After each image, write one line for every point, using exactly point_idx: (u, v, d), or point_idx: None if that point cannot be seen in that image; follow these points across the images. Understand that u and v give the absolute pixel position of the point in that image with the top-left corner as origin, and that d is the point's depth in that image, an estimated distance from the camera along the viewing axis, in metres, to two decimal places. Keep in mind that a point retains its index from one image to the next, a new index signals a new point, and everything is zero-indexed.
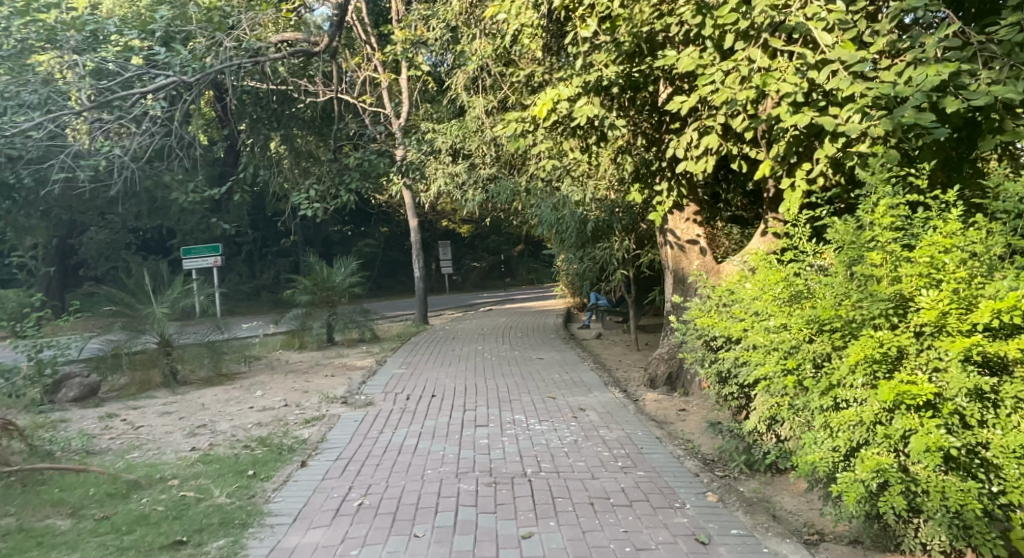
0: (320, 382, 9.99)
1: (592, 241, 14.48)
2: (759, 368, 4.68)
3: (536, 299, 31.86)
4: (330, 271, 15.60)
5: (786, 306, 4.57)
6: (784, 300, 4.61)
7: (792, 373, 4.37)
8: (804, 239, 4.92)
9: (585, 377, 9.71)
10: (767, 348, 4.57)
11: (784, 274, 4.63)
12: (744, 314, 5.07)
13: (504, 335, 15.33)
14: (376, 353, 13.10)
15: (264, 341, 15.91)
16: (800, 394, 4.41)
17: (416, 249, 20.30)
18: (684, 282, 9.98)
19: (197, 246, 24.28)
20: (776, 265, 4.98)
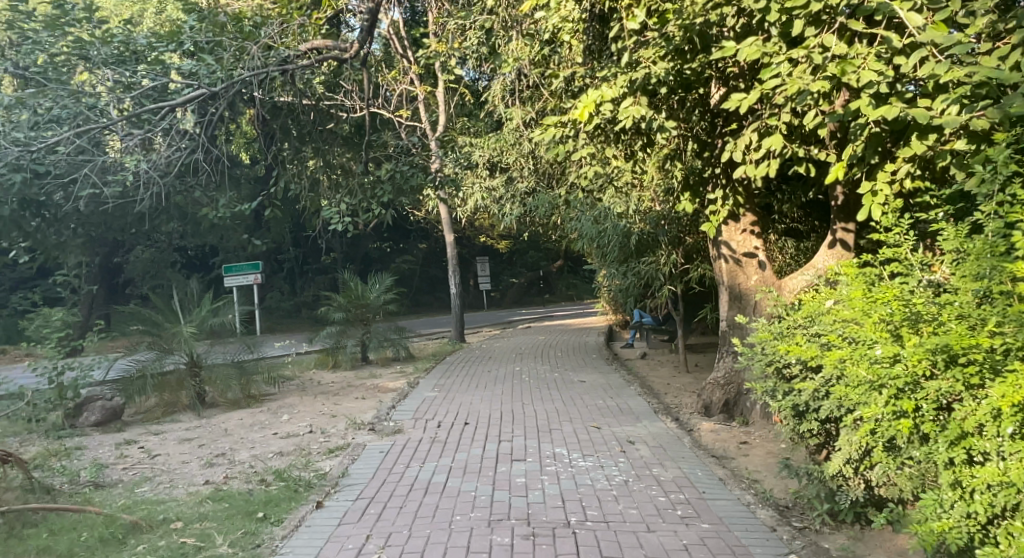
0: (349, 405, 9.44)
1: (636, 255, 13.71)
2: (862, 407, 4.07)
3: (576, 316, 31.16)
4: (365, 288, 15.18)
5: (897, 331, 3.93)
6: (893, 324, 3.95)
7: (909, 417, 3.79)
8: (909, 250, 4.42)
9: (632, 403, 8.99)
10: (873, 383, 3.97)
11: (894, 294, 3.98)
12: (839, 342, 4.41)
13: (543, 355, 14.66)
14: (412, 374, 12.58)
15: (297, 360, 15.52)
16: (920, 441, 3.86)
17: (453, 264, 19.75)
18: (742, 298, 9.23)
19: (237, 264, 24.12)
20: (874, 281, 4.42)
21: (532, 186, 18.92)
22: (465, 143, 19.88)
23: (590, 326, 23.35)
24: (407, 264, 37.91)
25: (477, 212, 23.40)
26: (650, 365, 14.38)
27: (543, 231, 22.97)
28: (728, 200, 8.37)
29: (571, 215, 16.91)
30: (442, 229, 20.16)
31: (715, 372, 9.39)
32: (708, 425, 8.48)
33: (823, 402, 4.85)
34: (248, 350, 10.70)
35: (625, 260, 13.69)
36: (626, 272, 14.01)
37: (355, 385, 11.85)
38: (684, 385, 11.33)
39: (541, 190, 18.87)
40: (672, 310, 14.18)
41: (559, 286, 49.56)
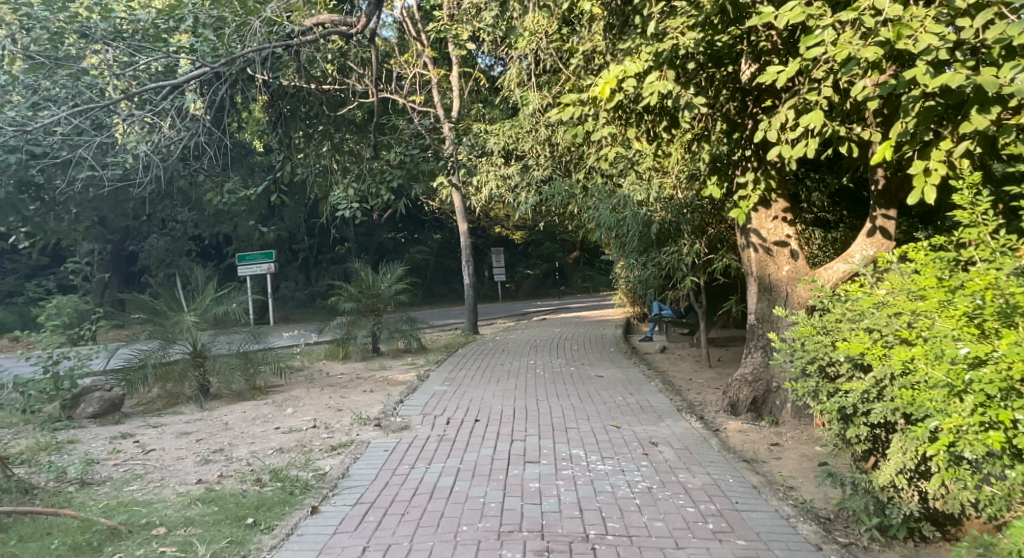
0: (356, 399, 9.01)
1: (656, 245, 13.17)
2: (943, 417, 3.64)
3: (591, 308, 30.80)
4: (376, 278, 14.78)
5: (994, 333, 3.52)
6: (992, 325, 3.55)
7: (1007, 430, 3.37)
8: (994, 245, 4.00)
9: (654, 400, 8.53)
10: (964, 392, 3.57)
11: (988, 290, 3.57)
12: (915, 341, 4.00)
13: (559, 348, 14.21)
14: (423, 366, 12.17)
15: (307, 350, 15.15)
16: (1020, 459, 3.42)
17: (467, 253, 19.28)
18: (772, 291, 8.77)
19: (250, 253, 23.78)
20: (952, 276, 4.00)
21: (548, 173, 18.45)
22: (480, 130, 19.47)
23: (607, 318, 22.89)
24: (421, 254, 37.57)
25: (492, 201, 22.98)
26: (670, 359, 13.90)
27: (559, 221, 22.48)
28: (759, 184, 7.95)
29: (589, 203, 16.38)
30: (456, 218, 19.69)
31: (741, 368, 8.93)
32: (736, 425, 8.02)
33: (874, 404, 4.41)
34: (255, 340, 10.19)
35: (645, 250, 13.19)
36: (645, 262, 13.51)
37: (365, 377, 11.47)
38: (707, 382, 10.84)
39: (557, 178, 18.36)
40: (693, 302, 13.68)
41: (575, 277, 49.11)
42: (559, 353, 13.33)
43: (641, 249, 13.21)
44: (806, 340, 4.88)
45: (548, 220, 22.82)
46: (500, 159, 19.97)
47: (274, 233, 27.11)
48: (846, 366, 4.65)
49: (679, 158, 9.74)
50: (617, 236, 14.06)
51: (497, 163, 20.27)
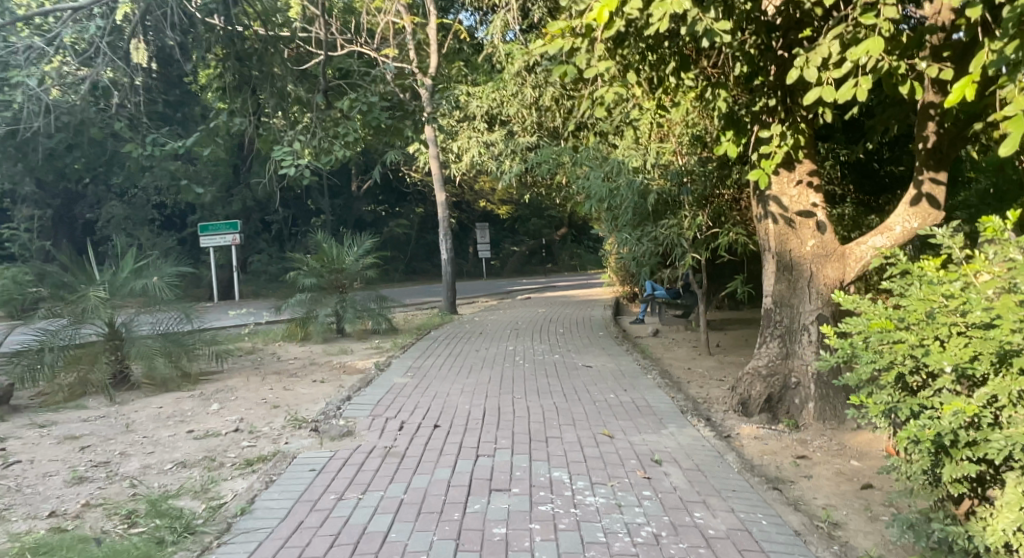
0: (299, 393, 7.60)
1: (653, 218, 11.71)
2: None
3: (577, 287, 29.50)
4: (341, 250, 13.35)
5: None
6: None
7: None
8: None
9: (653, 397, 7.15)
10: None
11: None
12: None
13: (543, 331, 12.83)
14: (388, 350, 10.76)
15: (265, 331, 13.66)
16: None
17: (445, 226, 17.78)
18: (793, 269, 7.44)
19: (215, 223, 22.30)
20: None
21: (535, 140, 17.12)
22: (462, 92, 18.14)
23: (596, 298, 21.56)
24: (401, 228, 36.18)
25: (474, 172, 21.62)
26: (666, 345, 12.53)
27: (545, 194, 21.10)
28: (787, 139, 6.68)
29: (579, 172, 15.01)
30: (432, 187, 18.20)
31: (754, 360, 7.59)
32: (752, 428, 6.71)
33: (993, 436, 3.11)
34: (185, 320, 8.68)
35: (638, 224, 11.83)
36: (640, 237, 11.86)
37: (320, 363, 10.01)
38: (711, 375, 9.46)
39: (543, 145, 16.99)
40: (693, 283, 12.30)
41: (562, 255, 47.90)
42: (544, 337, 11.95)
43: (634, 222, 11.84)
44: (880, 337, 3.60)
45: (533, 193, 21.44)
46: (483, 124, 18.54)
47: (241, 202, 25.62)
48: (941, 376, 3.38)
49: (688, 110, 8.43)
50: (607, 209, 12.78)
51: (479, 129, 18.84)
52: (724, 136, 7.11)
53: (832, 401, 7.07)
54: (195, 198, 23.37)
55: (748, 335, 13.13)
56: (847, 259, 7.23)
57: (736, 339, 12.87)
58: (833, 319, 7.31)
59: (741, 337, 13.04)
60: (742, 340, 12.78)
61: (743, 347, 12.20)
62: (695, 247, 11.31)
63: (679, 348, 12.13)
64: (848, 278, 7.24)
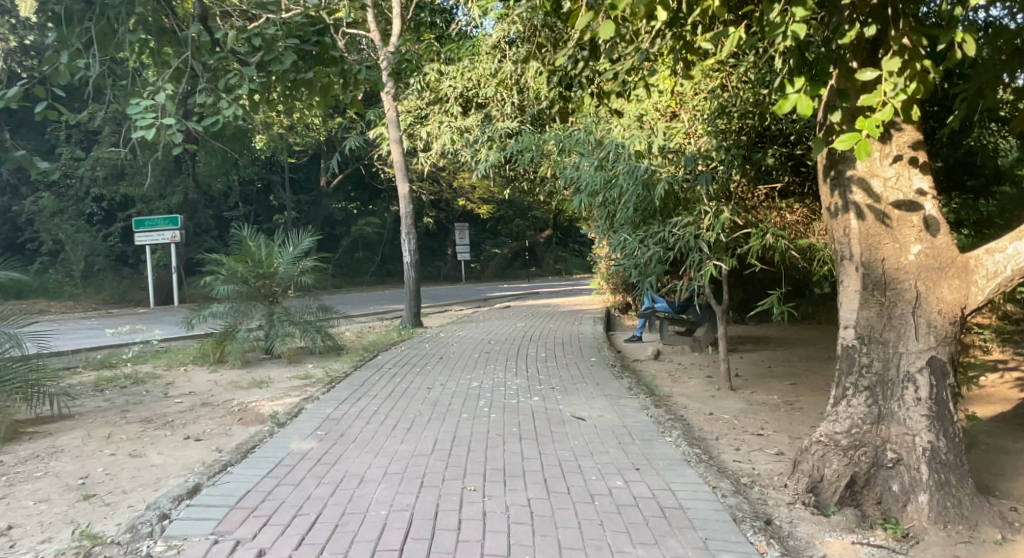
0: (144, 468, 5.16)
1: (662, 215, 9.20)
2: None
3: (563, 294, 27.18)
4: (270, 251, 11.10)
5: None
6: None
7: None
8: None
9: (677, 481, 4.64)
10: None
11: None
12: None
13: (520, 353, 10.42)
14: (314, 382, 8.38)
15: (177, 350, 11.29)
16: None
17: (407, 224, 15.22)
18: (889, 288, 4.92)
19: (153, 218, 21.25)
20: None
21: (516, 126, 14.84)
22: (432, 70, 15.94)
23: (582, 307, 19.22)
24: (370, 227, 34.55)
25: (448, 162, 19.31)
26: (674, 374, 10.13)
27: (525, 189, 18.74)
28: (902, 84, 4.18)
29: (567, 162, 12.59)
30: (394, 175, 15.63)
31: (826, 423, 5.10)
32: (840, 544, 4.44)
33: None
34: (15, 345, 6.32)
35: (639, 224, 9.35)
36: (644, 240, 9.13)
37: (217, 401, 7.63)
38: (740, 428, 6.99)
39: (525, 131, 14.60)
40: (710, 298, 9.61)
41: (546, 258, 46.22)
42: (519, 361, 9.53)
43: (635, 220, 9.35)
44: None
45: (512, 189, 19.11)
46: (456, 106, 15.98)
47: (182, 192, 24.35)
48: None
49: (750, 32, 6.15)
50: (600, 209, 10.32)
51: (452, 113, 16.34)
52: (791, 85, 4.69)
53: (956, 494, 4.67)
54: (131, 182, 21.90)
55: (774, 365, 10.76)
56: (972, 274, 4.75)
57: (759, 369, 10.49)
58: (950, 365, 4.83)
59: (765, 366, 10.67)
60: (767, 370, 10.39)
61: (767, 378, 9.85)
62: (714, 252, 8.77)
63: (690, 378, 9.74)
64: (973, 303, 4.76)
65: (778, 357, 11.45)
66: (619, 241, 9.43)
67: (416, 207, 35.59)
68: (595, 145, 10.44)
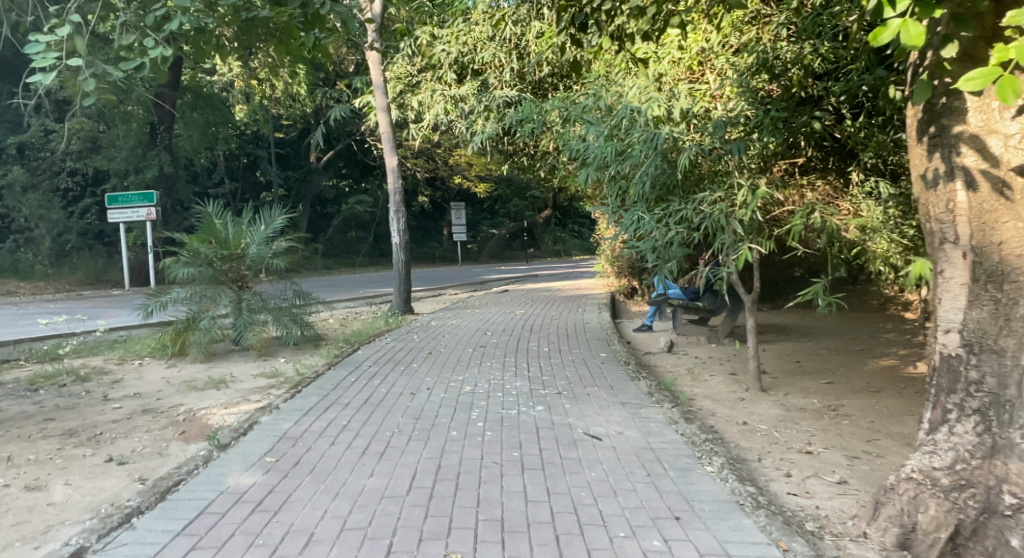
0: (30, 511, 4.04)
1: (687, 188, 8.01)
2: None
3: (564, 276, 26.06)
4: (237, 230, 10.00)
5: None
6: None
7: None
8: None
9: (729, 541, 3.50)
10: None
11: None
12: None
13: (519, 344, 9.25)
14: (279, 384, 7.27)
15: (135, 340, 10.18)
16: None
17: (397, 201, 13.98)
18: (1010, 279, 3.72)
19: (127, 194, 20.75)
20: None
21: (512, 95, 13.74)
22: (425, 34, 14.93)
23: (585, 291, 18.17)
24: (361, 206, 33.46)
25: (442, 135, 18.21)
26: (694, 370, 8.95)
27: (524, 165, 17.48)
28: None
29: (572, 133, 11.35)
30: (382, 146, 14.32)
31: (919, 455, 3.93)
32: None
33: None
34: None
35: (655, 202, 8.13)
36: (661, 220, 7.90)
37: (161, 408, 6.50)
38: (784, 445, 5.79)
39: (525, 101, 13.49)
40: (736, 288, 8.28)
41: (545, 238, 45.06)
42: (520, 356, 8.35)
43: (651, 198, 8.15)
44: None
45: (509, 166, 17.86)
46: (451, 73, 14.83)
47: (158, 167, 23.18)
48: None
49: None
50: (610, 185, 9.12)
51: (445, 81, 15.10)
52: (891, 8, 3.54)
53: None
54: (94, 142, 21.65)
55: (804, 360, 9.56)
56: None
57: (788, 364, 9.28)
58: None
59: (794, 362, 9.47)
60: (798, 367, 9.18)
61: (801, 375, 8.68)
62: (748, 234, 7.50)
63: (713, 376, 8.54)
64: None
65: (806, 351, 10.25)
66: (630, 221, 8.14)
67: (411, 186, 34.49)
68: (605, 112, 9.28)
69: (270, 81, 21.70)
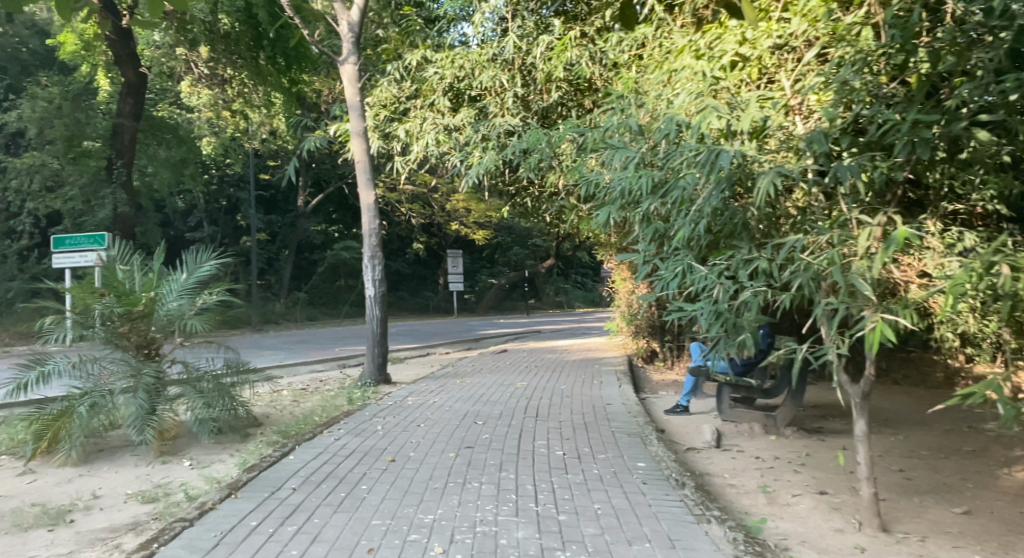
0: None
1: (771, 229, 5.57)
2: None
3: (568, 332, 23.49)
4: (147, 280, 7.56)
5: None
6: None
7: None
8: None
9: None
10: None
11: None
12: None
13: (520, 441, 6.65)
14: (144, 525, 4.67)
15: (3, 429, 7.61)
16: None
17: (372, 245, 11.53)
18: None
19: (74, 236, 18.36)
20: None
21: (515, 124, 11.36)
22: (419, 55, 12.67)
23: (597, 354, 15.61)
24: (350, 252, 31.16)
25: (435, 171, 15.89)
26: (766, 484, 6.34)
27: (527, 208, 14.99)
28: None
29: (590, 164, 8.95)
30: (356, 180, 11.82)
31: None
32: None
33: None
34: None
35: (721, 248, 5.61)
36: (723, 272, 5.39)
37: None
38: None
39: (531, 128, 11.03)
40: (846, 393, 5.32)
41: (547, 290, 42.66)
42: (522, 467, 5.75)
43: (705, 244, 5.71)
44: None
45: (509, 209, 15.40)
46: (445, 101, 12.25)
47: (112, 206, 20.65)
48: None
49: None
50: (641, 229, 6.61)
51: (437, 109, 12.46)
52: None
53: None
54: (47, 176, 20.13)
55: (908, 469, 6.89)
56: None
57: (892, 477, 6.61)
58: None
59: (896, 472, 6.80)
60: (907, 482, 6.51)
61: (919, 496, 6.07)
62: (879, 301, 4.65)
63: (796, 498, 5.93)
64: None
65: (901, 451, 7.58)
66: (673, 275, 5.62)
67: (404, 232, 32.22)
68: (636, 134, 6.77)
69: (245, 113, 19.33)
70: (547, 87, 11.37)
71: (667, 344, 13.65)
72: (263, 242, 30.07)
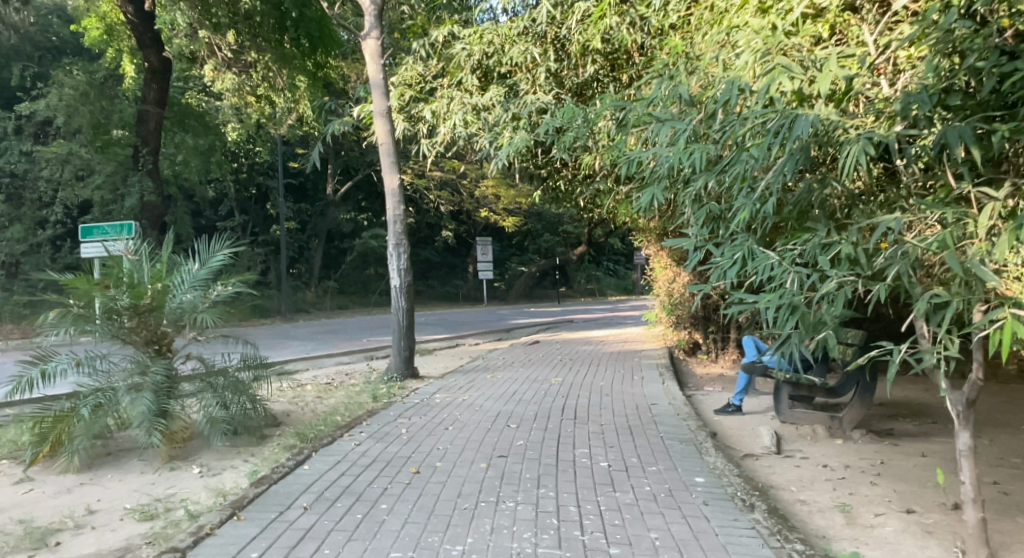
0: None
1: (855, 213, 4.81)
2: None
3: (603, 322, 22.73)
4: (156, 269, 7.00)
5: None
6: None
7: None
8: None
9: None
10: None
11: None
12: None
13: (559, 449, 5.97)
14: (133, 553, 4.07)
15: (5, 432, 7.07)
16: None
17: (396, 231, 10.89)
18: None
19: (102, 226, 18.00)
20: None
21: (549, 101, 10.60)
22: (446, 30, 11.97)
23: (635, 346, 14.85)
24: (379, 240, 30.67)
25: (464, 154, 15.20)
26: (841, 501, 5.67)
27: (560, 193, 14.24)
28: None
29: (631, 141, 8.19)
30: (380, 162, 11.16)
31: None
32: None
33: None
34: None
35: (793, 232, 4.84)
36: (798, 259, 4.63)
37: None
38: None
39: (566, 104, 10.25)
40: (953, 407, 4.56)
41: (578, 277, 41.83)
42: (563, 483, 5.07)
43: (772, 228, 4.96)
44: None
45: (541, 195, 14.66)
46: (473, 78, 11.53)
47: (138, 194, 19.76)
48: None
49: None
50: (690, 211, 5.86)
51: (466, 88, 11.75)
52: None
53: None
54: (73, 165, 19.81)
55: (1004, 481, 6.11)
56: None
57: (987, 492, 5.83)
58: None
59: (990, 485, 6.02)
60: (1005, 497, 5.74)
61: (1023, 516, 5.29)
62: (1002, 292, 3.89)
63: (880, 520, 5.29)
64: None
65: (989, 459, 6.78)
66: (731, 261, 4.87)
67: (433, 219, 31.64)
68: (686, 104, 6.00)
69: (269, 98, 18.73)
70: (583, 61, 10.64)
71: (711, 336, 12.85)
72: (292, 231, 29.67)
